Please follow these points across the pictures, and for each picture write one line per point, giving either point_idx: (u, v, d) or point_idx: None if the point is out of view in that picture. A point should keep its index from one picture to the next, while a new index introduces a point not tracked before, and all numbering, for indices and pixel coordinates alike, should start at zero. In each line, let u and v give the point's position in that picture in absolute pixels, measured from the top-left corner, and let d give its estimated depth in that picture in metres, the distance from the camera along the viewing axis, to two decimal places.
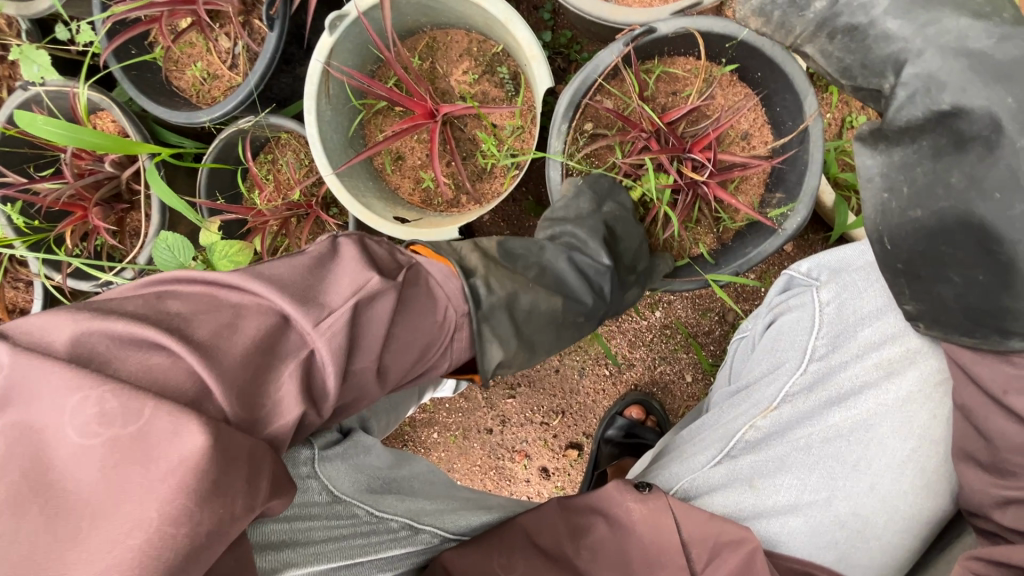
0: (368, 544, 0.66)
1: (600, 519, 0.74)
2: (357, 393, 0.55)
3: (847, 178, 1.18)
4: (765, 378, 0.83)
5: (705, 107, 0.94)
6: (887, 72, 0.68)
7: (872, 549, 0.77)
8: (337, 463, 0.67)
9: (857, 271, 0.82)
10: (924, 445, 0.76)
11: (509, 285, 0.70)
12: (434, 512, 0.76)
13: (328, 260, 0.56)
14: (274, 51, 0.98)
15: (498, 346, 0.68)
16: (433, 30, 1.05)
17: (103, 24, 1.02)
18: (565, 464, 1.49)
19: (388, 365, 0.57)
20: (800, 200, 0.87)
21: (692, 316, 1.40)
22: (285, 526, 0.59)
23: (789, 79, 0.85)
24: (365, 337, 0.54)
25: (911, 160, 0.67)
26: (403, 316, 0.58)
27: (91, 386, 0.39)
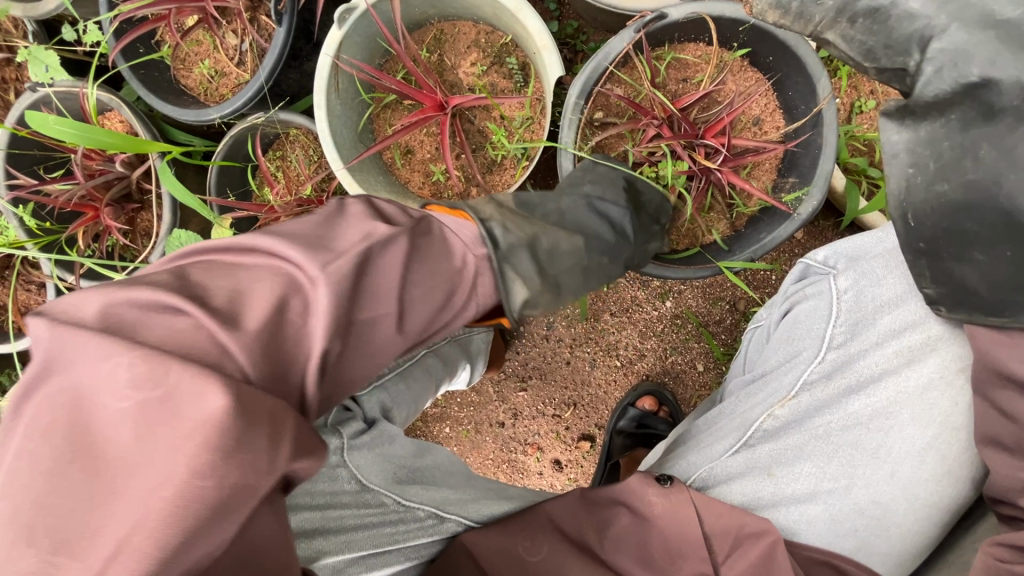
0: (397, 532, 0.68)
1: (624, 509, 0.73)
2: (383, 340, 0.52)
3: (857, 163, 1.18)
4: (781, 368, 0.82)
5: (716, 93, 0.94)
6: (912, 51, 0.56)
7: (892, 537, 0.76)
8: (365, 452, 0.72)
9: (875, 259, 0.79)
10: (947, 432, 0.74)
11: (527, 234, 0.67)
12: (458, 501, 0.76)
13: (337, 219, 0.55)
14: (283, 46, 0.98)
15: (523, 285, 0.62)
16: (441, 22, 1.05)
17: (111, 23, 1.02)
18: (578, 456, 1.49)
19: (412, 314, 0.54)
20: (814, 184, 0.87)
21: (702, 306, 1.40)
22: (318, 514, 0.64)
23: (802, 61, 0.85)
24: (379, 283, 0.52)
25: (937, 138, 0.57)
26: (417, 261, 0.55)
27: (119, 352, 0.38)
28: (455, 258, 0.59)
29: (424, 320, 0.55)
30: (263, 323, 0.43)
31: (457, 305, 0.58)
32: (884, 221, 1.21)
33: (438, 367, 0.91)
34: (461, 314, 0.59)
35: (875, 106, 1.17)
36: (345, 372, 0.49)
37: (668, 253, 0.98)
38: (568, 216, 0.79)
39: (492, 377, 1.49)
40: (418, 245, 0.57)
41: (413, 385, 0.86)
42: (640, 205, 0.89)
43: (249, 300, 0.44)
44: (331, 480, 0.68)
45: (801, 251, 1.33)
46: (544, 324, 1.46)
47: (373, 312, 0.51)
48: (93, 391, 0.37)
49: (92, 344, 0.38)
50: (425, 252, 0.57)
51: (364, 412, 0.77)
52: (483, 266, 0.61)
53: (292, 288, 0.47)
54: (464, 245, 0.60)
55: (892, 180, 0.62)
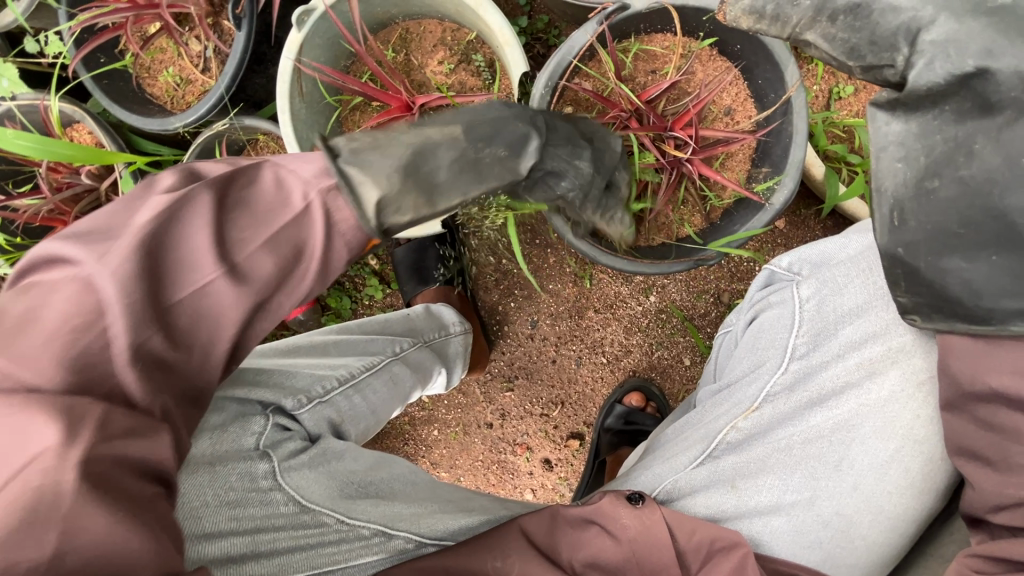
0: (339, 551, 0.66)
1: (600, 530, 0.71)
2: (227, 306, 0.43)
3: (837, 150, 1.16)
4: (747, 377, 0.81)
5: (685, 83, 0.93)
6: (900, 46, 0.54)
7: (858, 549, 0.74)
8: (305, 472, 0.71)
9: (840, 266, 0.78)
10: (909, 445, 0.73)
11: (380, 139, 0.53)
12: (411, 517, 0.73)
13: (138, 197, 0.44)
14: (243, 51, 0.96)
15: (373, 185, 0.48)
16: (406, 22, 1.03)
17: (70, 34, 1.00)
18: (568, 455, 1.48)
19: (255, 276, 0.44)
20: (787, 173, 0.85)
21: (687, 299, 1.38)
22: (247, 540, 0.61)
23: (769, 49, 0.83)
24: (188, 252, 0.43)
25: (928, 131, 0.53)
26: (238, 215, 0.45)
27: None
28: (294, 197, 0.45)
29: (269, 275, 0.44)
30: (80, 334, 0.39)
31: (315, 245, 0.45)
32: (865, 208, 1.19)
33: (405, 376, 0.93)
34: (329, 253, 0.46)
35: (853, 92, 1.16)
36: (196, 337, 0.43)
37: (642, 247, 0.97)
38: (459, 109, 0.61)
39: (478, 379, 1.48)
40: (237, 201, 0.45)
41: (371, 395, 0.87)
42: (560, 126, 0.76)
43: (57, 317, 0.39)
44: (264, 503, 0.65)
45: (784, 241, 1.32)
46: (527, 322, 1.45)
47: (194, 280, 0.42)
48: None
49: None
50: (246, 206, 0.45)
51: (307, 430, 0.77)
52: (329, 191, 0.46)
53: (92, 286, 0.40)
54: (298, 182, 0.46)
55: (882, 177, 0.57)
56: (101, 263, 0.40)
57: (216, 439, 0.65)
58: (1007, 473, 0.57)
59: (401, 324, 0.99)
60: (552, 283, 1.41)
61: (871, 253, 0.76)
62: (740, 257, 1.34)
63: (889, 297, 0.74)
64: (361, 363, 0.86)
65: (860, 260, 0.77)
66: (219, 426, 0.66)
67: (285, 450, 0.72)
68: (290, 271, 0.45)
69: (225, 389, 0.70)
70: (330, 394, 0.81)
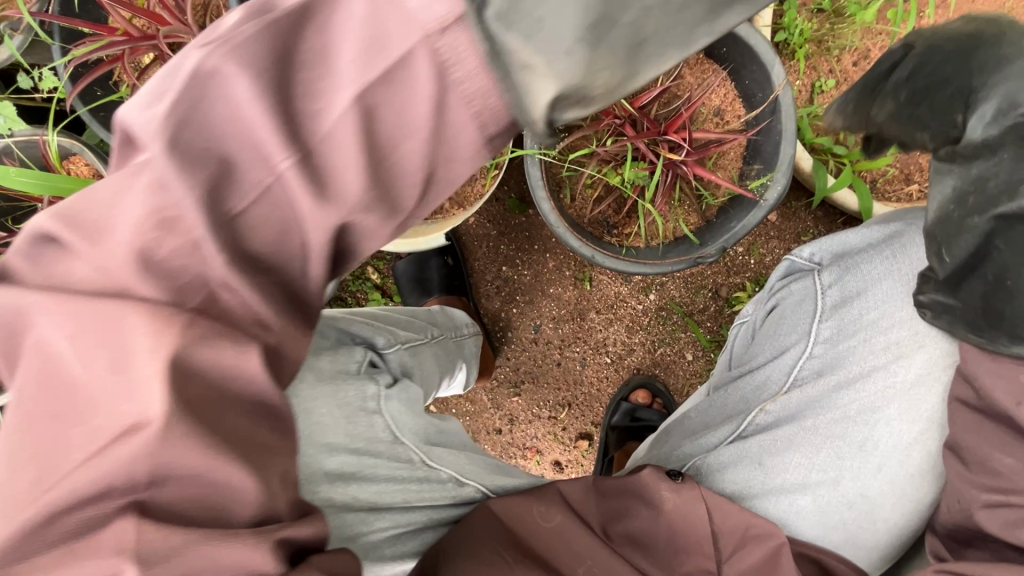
0: (422, 491, 0.71)
1: (637, 501, 0.73)
2: (308, 222, 0.34)
3: (823, 142, 1.20)
4: (769, 362, 0.81)
5: (675, 88, 0.96)
6: (957, 109, 0.60)
7: (879, 531, 0.76)
8: (398, 403, 0.72)
9: (860, 253, 0.79)
10: (931, 427, 0.74)
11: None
12: (477, 468, 0.78)
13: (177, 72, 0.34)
14: None
15: (550, 77, 0.32)
16: None
17: (67, 69, 1.02)
18: (577, 456, 1.50)
19: (341, 159, 0.33)
20: (778, 169, 0.88)
21: (685, 295, 1.41)
22: (355, 460, 0.67)
23: (754, 51, 0.86)
24: (252, 127, 0.32)
25: (987, 173, 0.56)
26: (308, 95, 0.33)
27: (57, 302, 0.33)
28: (392, 45, 0.31)
29: (356, 174, 0.34)
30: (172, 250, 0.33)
31: (422, 125, 0.33)
32: (852, 198, 1.21)
33: (444, 357, 0.95)
34: (441, 152, 0.35)
35: (834, 85, 1.20)
36: (289, 247, 0.36)
37: (643, 249, 0.99)
38: None
39: (485, 385, 1.50)
40: (312, 50, 0.33)
41: (428, 365, 0.88)
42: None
43: (135, 210, 0.33)
44: (366, 426, 0.69)
45: (776, 234, 1.35)
46: (531, 327, 1.46)
47: (269, 164, 0.33)
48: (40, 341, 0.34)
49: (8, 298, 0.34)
50: (327, 60, 0.32)
51: (388, 368, 0.78)
52: (444, 42, 0.31)
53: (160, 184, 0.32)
54: (401, 16, 0.31)
55: (933, 200, 0.63)
56: (164, 149, 0.32)
57: (332, 360, 0.69)
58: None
59: (426, 318, 0.99)
60: (553, 287, 1.43)
61: (896, 240, 0.77)
62: (735, 253, 1.37)
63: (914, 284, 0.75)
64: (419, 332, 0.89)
65: (884, 247, 0.77)
66: (331, 350, 0.71)
67: (380, 380, 0.73)
68: (386, 159, 0.34)
69: (332, 327, 0.75)
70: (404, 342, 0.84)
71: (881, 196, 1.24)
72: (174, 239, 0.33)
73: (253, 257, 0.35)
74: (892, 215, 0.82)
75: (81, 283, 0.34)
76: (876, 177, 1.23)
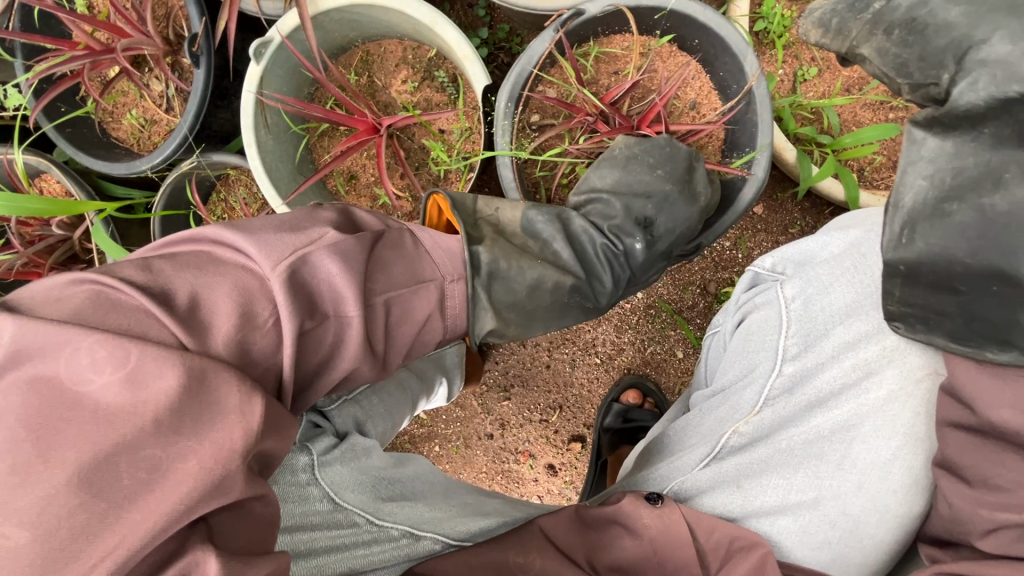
0: (371, 553, 0.68)
1: (622, 530, 0.72)
2: (350, 342, 0.56)
3: (806, 132, 1.17)
4: (739, 382, 0.78)
5: (647, 81, 0.93)
6: (947, 63, 0.52)
7: (866, 548, 0.71)
8: (338, 467, 0.73)
9: (821, 265, 0.76)
10: (911, 442, 0.70)
11: (509, 258, 0.72)
12: (434, 519, 0.74)
13: (293, 230, 0.56)
14: (204, 88, 0.95)
15: (491, 314, 0.70)
16: (366, 44, 1.03)
17: (28, 85, 1.00)
18: (571, 458, 1.48)
19: (377, 319, 0.59)
20: (756, 162, 0.85)
21: (673, 293, 1.38)
22: (286, 538, 0.65)
23: (725, 41, 0.83)
24: (343, 285, 0.55)
25: (963, 152, 0.49)
26: (375, 277, 0.60)
27: (86, 336, 0.43)
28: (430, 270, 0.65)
29: (385, 329, 0.60)
30: (229, 328, 0.48)
31: (418, 318, 0.64)
32: (839, 188, 1.19)
33: (413, 381, 0.97)
34: (418, 330, 0.64)
35: (817, 74, 1.17)
36: (308, 368, 0.55)
37: None
38: (560, 253, 0.80)
39: (474, 391, 1.48)
40: (381, 258, 0.61)
41: (387, 398, 0.89)
42: (651, 191, 0.85)
43: (209, 302, 0.49)
44: (301, 498, 0.69)
45: (763, 227, 1.33)
46: None
47: (344, 311, 0.55)
48: (43, 368, 0.42)
49: (36, 333, 0.42)
50: (388, 267, 0.61)
51: (335, 427, 0.79)
52: (451, 285, 0.66)
53: (266, 296, 0.51)
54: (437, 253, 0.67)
55: (902, 191, 0.54)
56: (282, 283, 0.51)
57: None
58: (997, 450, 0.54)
59: None
60: None
61: (856, 250, 0.74)
62: (721, 247, 1.35)
63: (879, 297, 0.71)
64: None
65: (843, 258, 0.75)
66: None
67: (318, 445, 0.74)
68: (397, 325, 0.62)
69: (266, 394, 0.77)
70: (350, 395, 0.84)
71: (869, 185, 1.22)
72: (232, 332, 0.48)
73: (298, 369, 0.54)
74: (855, 220, 0.78)
75: (109, 346, 0.42)
76: (863, 166, 1.20)
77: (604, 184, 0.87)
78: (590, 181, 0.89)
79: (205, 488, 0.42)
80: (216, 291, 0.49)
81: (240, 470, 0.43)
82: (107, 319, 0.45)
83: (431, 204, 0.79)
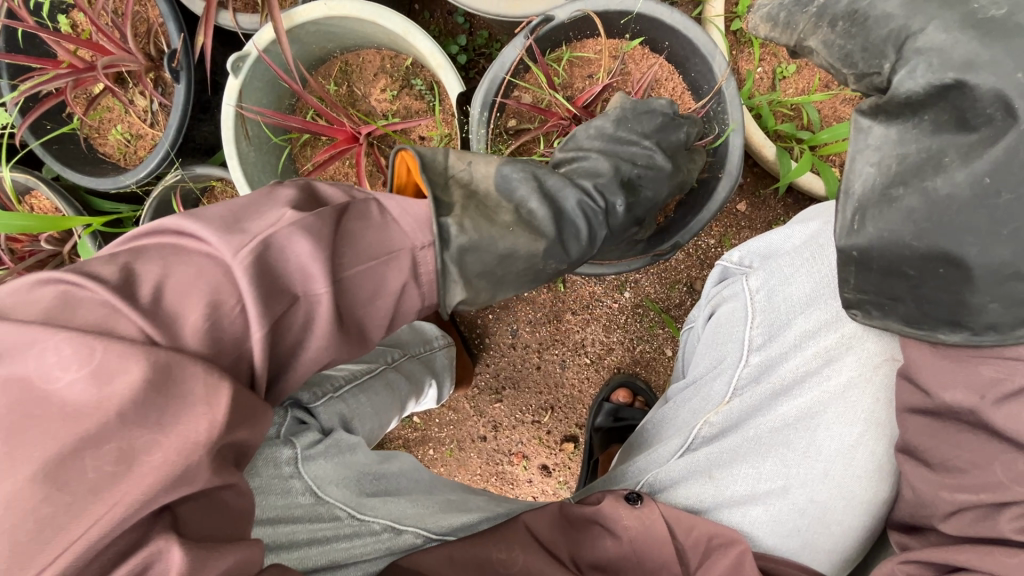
0: (352, 547, 0.69)
1: (602, 530, 0.72)
2: (322, 319, 0.55)
3: (785, 129, 1.18)
4: (709, 374, 0.79)
5: (620, 84, 0.95)
6: (888, 52, 0.53)
7: (835, 534, 0.72)
8: (323, 462, 0.73)
9: (784, 257, 0.77)
10: (872, 428, 0.70)
11: (482, 235, 0.65)
12: (417, 513, 0.75)
13: (254, 210, 0.56)
14: (184, 103, 0.97)
15: (462, 286, 0.65)
16: (345, 54, 1.05)
17: (14, 104, 1.01)
18: (564, 459, 1.48)
19: (350, 293, 0.58)
20: (728, 167, 0.86)
21: (660, 291, 1.39)
22: (269, 530, 0.66)
23: (694, 43, 0.85)
24: (310, 263, 0.54)
25: (906, 140, 0.51)
26: (343, 249, 0.58)
27: (52, 336, 0.44)
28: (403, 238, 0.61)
29: (359, 306, 0.59)
30: (198, 318, 0.48)
31: (392, 290, 0.60)
32: (820, 183, 1.19)
33: (400, 383, 0.97)
34: (397, 305, 0.62)
35: (795, 70, 1.18)
36: (280, 352, 0.55)
37: None
38: (536, 213, 0.72)
39: (465, 394, 1.49)
40: (348, 231, 0.59)
41: (374, 397, 0.89)
42: (636, 160, 0.85)
43: (175, 291, 0.49)
44: (283, 491, 0.69)
45: (747, 224, 1.33)
46: (507, 331, 1.46)
47: (312, 289, 0.55)
48: (14, 367, 0.44)
49: (9, 336, 0.44)
50: (356, 238, 0.59)
51: (320, 424, 0.78)
52: (422, 253, 0.62)
53: (231, 280, 0.51)
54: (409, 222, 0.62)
55: (852, 179, 0.56)
56: (243, 270, 0.51)
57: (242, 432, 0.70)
58: (954, 433, 0.56)
59: (388, 341, 1.03)
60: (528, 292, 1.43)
61: (814, 242, 0.75)
62: (706, 245, 1.36)
63: (835, 285, 0.72)
64: (361, 366, 0.91)
65: (803, 249, 0.76)
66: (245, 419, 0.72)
67: (303, 439, 0.74)
68: (371, 300, 0.60)
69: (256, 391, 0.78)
70: (338, 391, 0.84)
71: None
72: (198, 320, 0.48)
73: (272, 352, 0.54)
74: (816, 212, 0.79)
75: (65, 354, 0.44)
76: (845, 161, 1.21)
77: (593, 144, 0.85)
78: (577, 139, 0.87)
79: (156, 481, 0.43)
80: (182, 281, 0.50)
81: (202, 462, 0.44)
82: (70, 316, 0.46)
83: (398, 162, 0.72)
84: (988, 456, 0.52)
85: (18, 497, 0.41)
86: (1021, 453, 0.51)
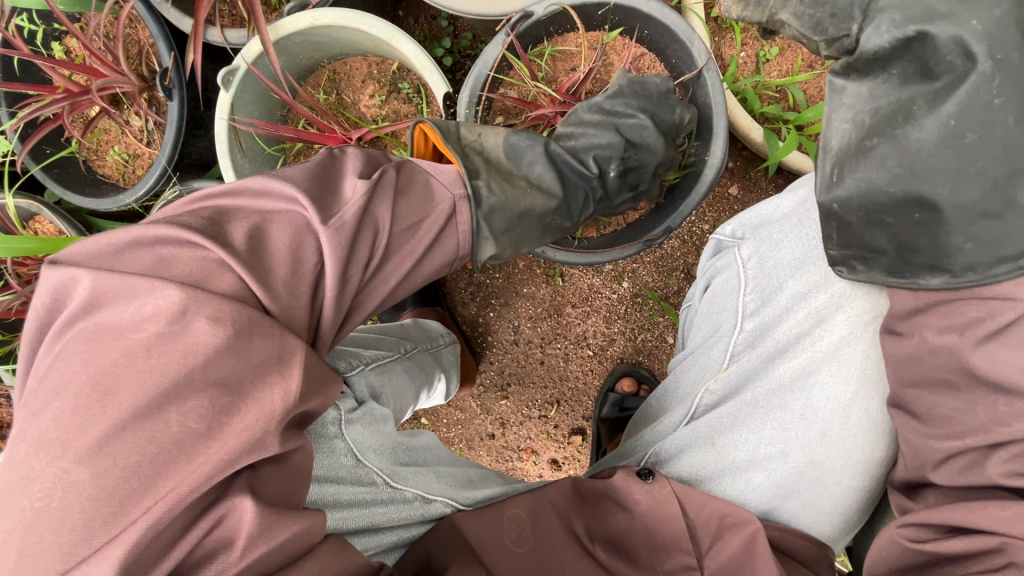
0: (388, 511, 0.68)
1: (613, 503, 0.74)
2: (367, 274, 0.59)
3: (772, 111, 1.19)
4: (707, 342, 0.80)
5: (603, 74, 0.96)
6: (855, 15, 0.54)
7: (834, 495, 0.73)
8: (360, 427, 0.74)
9: (774, 225, 0.78)
10: (866, 385, 0.71)
11: (508, 196, 0.70)
12: (445, 487, 0.75)
13: (333, 176, 0.60)
14: (178, 119, 1.00)
15: (491, 242, 0.69)
16: (331, 63, 1.07)
17: (14, 132, 1.04)
18: (574, 452, 1.49)
19: (401, 250, 0.61)
20: (715, 143, 0.87)
21: (658, 280, 1.40)
22: (316, 488, 0.66)
23: (676, 32, 0.86)
24: (382, 223, 0.59)
25: (877, 95, 0.52)
26: (403, 206, 0.62)
27: (151, 290, 0.47)
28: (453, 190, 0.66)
29: (408, 264, 0.62)
30: (285, 274, 0.52)
31: (440, 244, 0.65)
32: (809, 162, 1.20)
33: (415, 371, 0.98)
34: (437, 260, 0.66)
35: (779, 52, 1.18)
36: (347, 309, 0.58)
37: (595, 238, 1.00)
38: (544, 179, 0.76)
39: (471, 392, 1.51)
40: (406, 188, 0.62)
41: (395, 378, 0.91)
42: (621, 126, 0.85)
43: (270, 245, 0.53)
44: (327, 452, 0.69)
45: (740, 208, 1.34)
46: (510, 329, 1.48)
47: (378, 244, 0.59)
48: (107, 314, 0.47)
49: (115, 285, 0.48)
50: (412, 196, 0.63)
51: (354, 393, 0.80)
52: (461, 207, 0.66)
53: (313, 238, 0.55)
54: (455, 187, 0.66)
55: (829, 135, 0.56)
56: (330, 232, 0.54)
57: None
58: (937, 383, 0.57)
59: (400, 333, 1.05)
60: (528, 288, 1.44)
61: (802, 207, 0.76)
62: (701, 230, 1.37)
63: (822, 248, 0.72)
64: (383, 350, 0.93)
65: (792, 215, 0.76)
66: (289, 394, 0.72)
67: (342, 404, 0.75)
68: (425, 256, 0.64)
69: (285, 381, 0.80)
70: (368, 364, 0.86)
71: None
72: (283, 275, 0.52)
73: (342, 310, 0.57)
74: (803, 180, 0.80)
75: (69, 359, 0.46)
76: None
77: (591, 118, 0.84)
78: (578, 114, 0.86)
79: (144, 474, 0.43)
80: (276, 236, 0.54)
81: (267, 422, 0.46)
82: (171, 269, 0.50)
83: (418, 135, 0.77)
84: (970, 401, 0.54)
85: (27, 490, 0.42)
86: (1002, 395, 0.52)
